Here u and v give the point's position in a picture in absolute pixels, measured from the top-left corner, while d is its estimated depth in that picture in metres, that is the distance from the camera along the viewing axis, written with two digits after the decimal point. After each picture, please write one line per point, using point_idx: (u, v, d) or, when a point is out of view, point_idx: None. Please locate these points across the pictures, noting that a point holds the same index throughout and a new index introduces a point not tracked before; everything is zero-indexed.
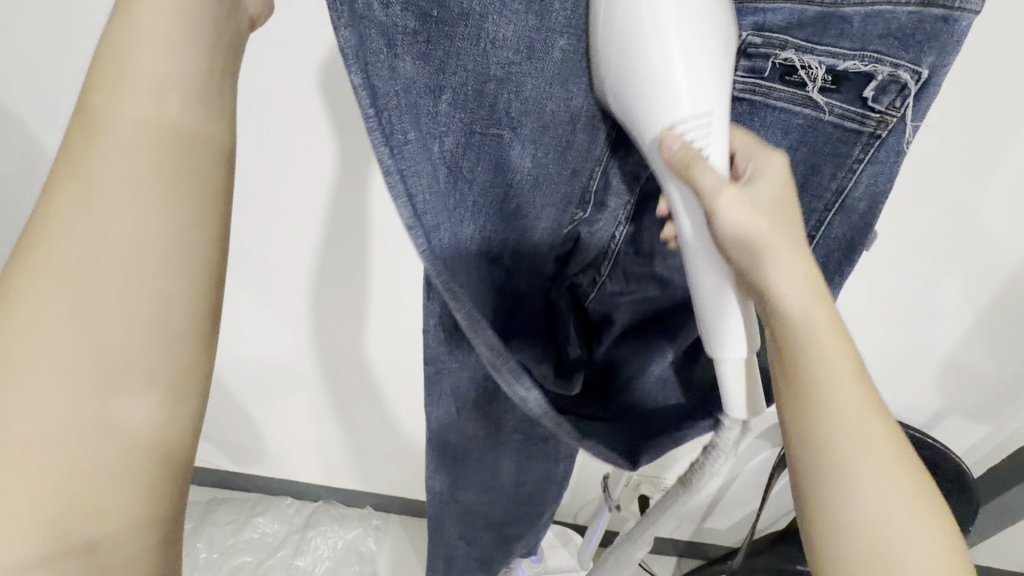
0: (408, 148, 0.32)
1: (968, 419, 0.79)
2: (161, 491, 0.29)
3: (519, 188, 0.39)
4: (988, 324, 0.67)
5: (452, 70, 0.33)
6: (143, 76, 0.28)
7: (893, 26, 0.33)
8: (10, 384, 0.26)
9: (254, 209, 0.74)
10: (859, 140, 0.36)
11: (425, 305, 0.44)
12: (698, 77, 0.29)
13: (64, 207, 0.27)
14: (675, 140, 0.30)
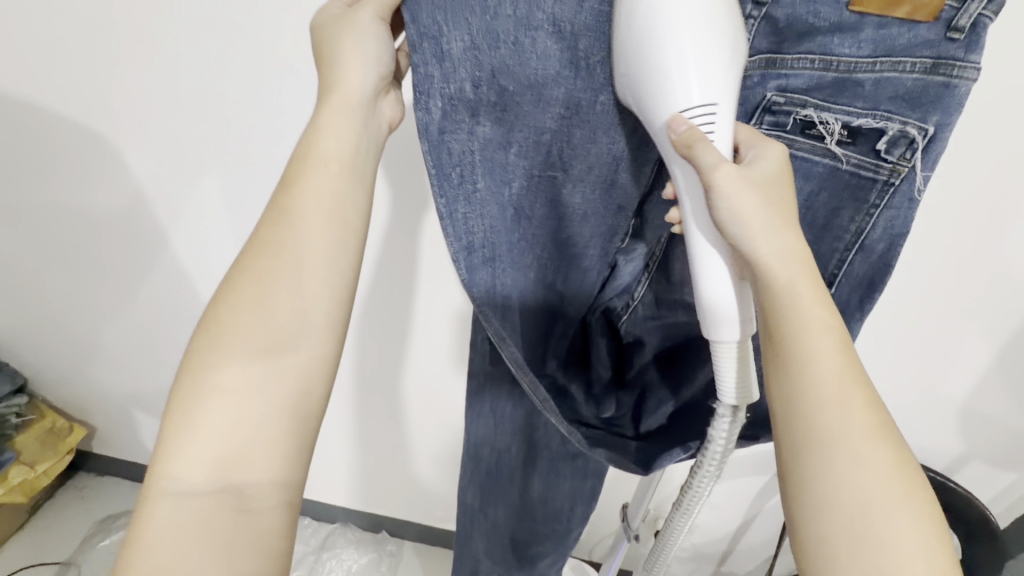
0: (476, 195, 0.38)
1: (992, 467, 0.77)
2: (294, 455, 0.41)
3: (570, 221, 0.45)
4: (1004, 366, 0.68)
5: (518, 129, 0.38)
6: (321, 151, 0.41)
7: (901, 90, 0.37)
8: (221, 346, 0.40)
9: None
10: (874, 186, 0.40)
11: (475, 320, 0.52)
12: (706, 72, 0.34)
13: (266, 237, 0.41)
14: (681, 125, 0.35)
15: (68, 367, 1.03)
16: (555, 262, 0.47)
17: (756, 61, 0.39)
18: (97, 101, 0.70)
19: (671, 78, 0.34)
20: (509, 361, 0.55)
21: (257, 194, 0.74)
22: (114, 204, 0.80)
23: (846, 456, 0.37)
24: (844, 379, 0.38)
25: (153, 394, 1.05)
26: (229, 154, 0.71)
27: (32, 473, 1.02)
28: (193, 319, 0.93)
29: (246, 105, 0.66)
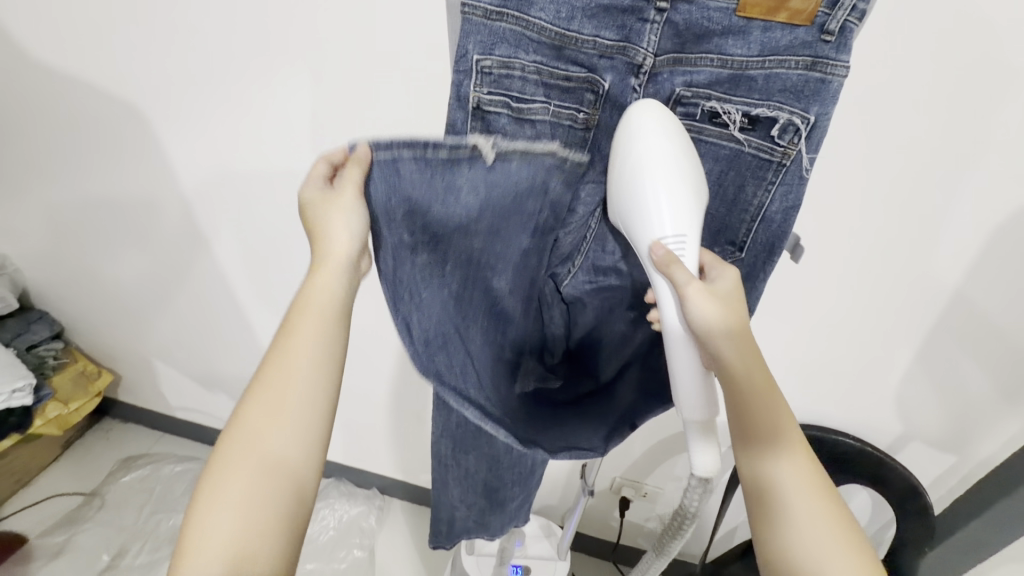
0: (425, 303, 0.45)
1: (930, 448, 0.79)
2: (296, 545, 0.43)
3: (502, 299, 0.53)
4: (936, 346, 0.69)
5: (456, 253, 0.46)
6: (320, 294, 0.47)
7: (788, 84, 0.43)
8: (231, 454, 0.43)
9: (283, 201, 0.85)
10: (771, 166, 0.47)
11: None
12: (678, 211, 0.42)
13: (273, 365, 0.46)
14: (662, 248, 0.42)
15: (97, 318, 1.15)
16: (495, 329, 0.54)
17: (664, 59, 0.45)
18: (114, 73, 0.79)
19: (652, 211, 0.42)
20: None
21: (254, 164, 0.82)
22: (133, 169, 0.90)
23: (789, 471, 0.47)
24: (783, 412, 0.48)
25: (169, 347, 1.15)
26: (229, 126, 0.79)
27: (66, 411, 1.14)
28: (203, 280, 1.02)
29: (238, 79, 0.74)
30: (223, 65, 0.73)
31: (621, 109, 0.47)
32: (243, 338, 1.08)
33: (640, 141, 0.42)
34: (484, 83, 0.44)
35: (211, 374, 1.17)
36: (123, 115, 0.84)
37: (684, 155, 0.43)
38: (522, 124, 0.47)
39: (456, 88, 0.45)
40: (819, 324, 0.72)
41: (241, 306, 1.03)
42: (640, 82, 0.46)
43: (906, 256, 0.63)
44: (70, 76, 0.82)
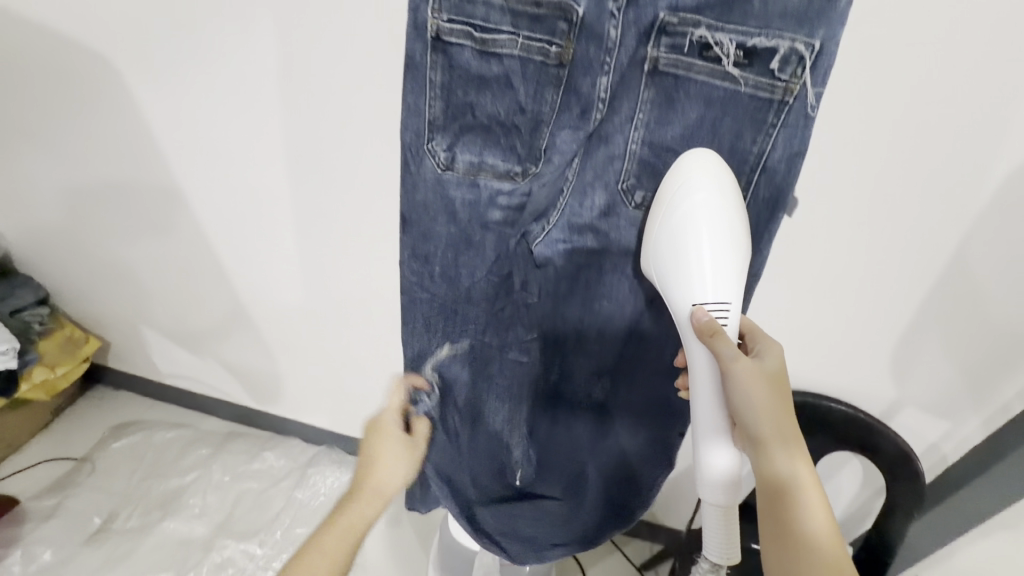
0: (423, 206, 0.54)
1: (926, 414, 0.77)
2: None
3: (486, 237, 0.56)
4: (938, 306, 0.66)
5: (453, 179, 0.52)
6: (375, 489, 0.63)
7: (789, 7, 0.40)
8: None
9: (256, 156, 0.80)
10: (772, 106, 0.43)
11: (404, 236, 0.57)
12: (722, 278, 0.46)
13: (336, 526, 0.61)
14: (705, 313, 0.47)
15: (82, 282, 1.13)
16: (464, 268, 0.58)
17: None
18: (75, 17, 0.75)
19: (697, 276, 0.47)
20: (439, 273, 0.59)
21: (226, 116, 0.77)
22: (103, 123, 0.86)
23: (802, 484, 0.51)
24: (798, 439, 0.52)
25: (155, 312, 1.13)
26: (197, 74, 0.74)
27: (52, 375, 1.13)
28: (186, 243, 0.98)
29: (200, 20, 0.69)
30: (185, 4, 0.68)
31: (600, 42, 0.44)
32: (228, 303, 1.05)
33: (696, 209, 0.45)
34: (443, 9, 0.44)
35: (198, 341, 1.15)
36: (88, 64, 0.79)
37: (736, 229, 0.46)
38: (486, 59, 0.45)
39: (415, 15, 0.45)
40: (817, 283, 0.68)
41: (223, 269, 1.00)
42: (618, 7, 0.42)
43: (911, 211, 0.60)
44: (33, 22, 0.78)
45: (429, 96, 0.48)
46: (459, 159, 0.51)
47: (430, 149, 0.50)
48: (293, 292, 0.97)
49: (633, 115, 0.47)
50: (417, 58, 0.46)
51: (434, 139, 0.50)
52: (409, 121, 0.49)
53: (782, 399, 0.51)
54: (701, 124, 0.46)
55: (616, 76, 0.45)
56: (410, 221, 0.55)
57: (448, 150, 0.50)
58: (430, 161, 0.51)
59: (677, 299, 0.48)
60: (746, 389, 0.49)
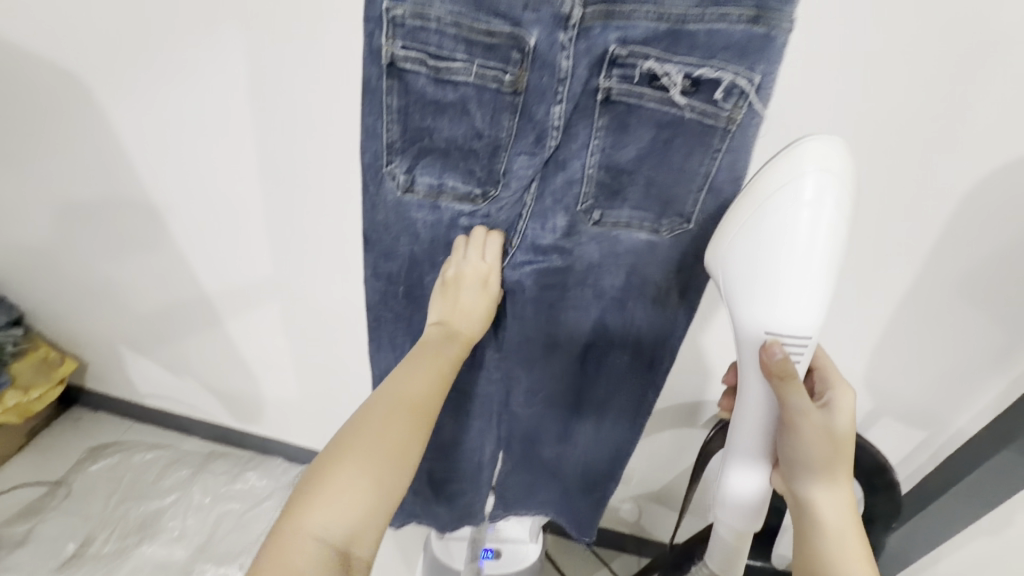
0: (385, 230, 0.55)
1: (900, 424, 0.78)
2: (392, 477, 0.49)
3: (450, 259, 0.57)
4: (905, 319, 0.67)
5: (415, 203, 0.52)
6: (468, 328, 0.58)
7: (731, 40, 0.41)
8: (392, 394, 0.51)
9: (232, 175, 0.81)
10: (716, 132, 0.45)
11: (367, 257, 0.57)
12: (808, 314, 0.45)
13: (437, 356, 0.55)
14: (778, 349, 0.46)
15: (59, 303, 1.12)
16: (430, 284, 0.59)
17: (593, 10, 0.42)
18: (46, 40, 0.75)
19: (772, 305, 0.45)
20: (405, 295, 0.60)
21: (202, 138, 0.78)
22: (77, 144, 0.86)
23: (837, 524, 0.51)
24: (840, 481, 0.52)
25: (134, 332, 1.12)
26: (172, 97, 0.75)
27: (23, 398, 1.13)
28: (164, 263, 0.98)
29: (172, 44, 0.69)
30: (158, 29, 0.69)
31: (552, 71, 0.44)
32: (207, 322, 1.05)
33: (783, 237, 0.43)
34: (397, 35, 0.44)
35: (178, 360, 1.14)
36: (61, 86, 0.79)
37: (830, 263, 0.43)
38: (441, 85, 0.45)
39: (370, 41, 0.44)
40: None
41: (202, 288, 0.99)
42: (570, 37, 0.43)
43: (869, 229, 0.62)
44: (6, 46, 0.78)
45: (386, 119, 0.48)
46: (419, 181, 0.51)
47: (390, 171, 0.51)
48: (272, 312, 0.97)
49: (589, 141, 0.47)
50: (374, 83, 0.46)
51: (393, 162, 0.50)
52: (367, 144, 0.49)
53: (840, 450, 0.51)
54: (651, 146, 0.47)
55: (570, 104, 0.46)
56: (372, 242, 0.56)
57: (408, 173, 0.50)
58: (391, 183, 0.51)
59: (750, 323, 0.47)
60: (806, 433, 0.49)
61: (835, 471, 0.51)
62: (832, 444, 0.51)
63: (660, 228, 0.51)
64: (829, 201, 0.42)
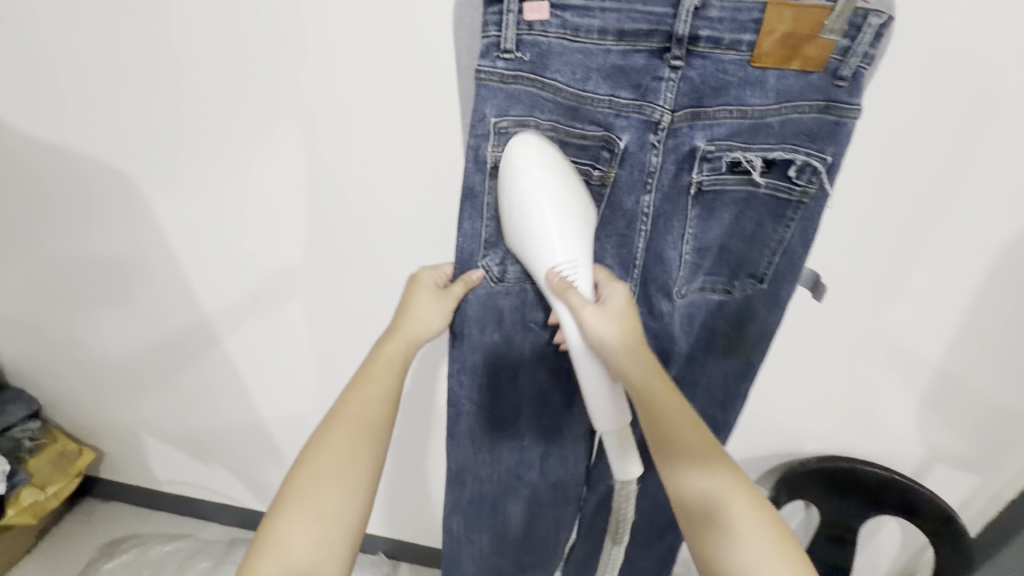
0: (475, 323, 0.57)
1: (963, 473, 0.77)
2: (361, 499, 0.52)
3: (537, 338, 0.60)
4: (961, 368, 0.69)
5: (508, 292, 0.55)
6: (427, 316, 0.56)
7: (802, 127, 0.44)
8: (342, 412, 0.54)
9: (272, 257, 0.80)
10: (791, 204, 0.47)
11: (453, 351, 0.60)
12: (566, 237, 0.45)
13: (379, 370, 0.55)
14: (557, 274, 0.46)
15: (80, 391, 1.08)
16: (514, 364, 0.62)
17: (681, 115, 0.43)
18: (81, 135, 0.74)
19: (542, 242, 0.45)
20: (485, 382, 0.63)
21: (248, 234, 0.78)
22: (109, 234, 0.85)
23: (667, 398, 0.48)
24: (653, 363, 0.49)
25: (157, 420, 1.09)
26: (211, 186, 0.74)
27: (41, 496, 1.07)
28: (197, 349, 0.96)
29: (213, 136, 0.69)
30: (202, 123, 0.68)
31: (642, 167, 0.45)
32: (239, 404, 1.03)
33: (530, 195, 0.43)
34: (502, 145, 0.44)
35: (203, 445, 1.11)
36: (94, 180, 0.78)
37: (571, 185, 0.44)
38: None
39: (474, 152, 0.45)
40: (841, 350, 0.70)
41: (235, 367, 0.97)
42: (659, 139, 0.44)
43: (923, 283, 0.63)
44: (38, 143, 0.76)
45: (485, 219, 0.49)
46: (511, 274, 0.54)
47: (485, 265, 0.52)
48: (311, 390, 0.97)
49: (683, 234, 0.48)
50: (475, 187, 0.47)
51: (488, 258, 0.52)
52: (464, 242, 0.51)
53: (631, 329, 0.48)
54: (735, 220, 0.48)
55: (658, 197, 0.47)
56: (459, 338, 0.59)
57: (501, 265, 0.53)
58: (484, 276, 0.53)
59: (530, 267, 0.47)
60: (596, 330, 0.47)
61: (639, 354, 0.48)
62: (619, 326, 0.47)
63: (733, 288, 0.53)
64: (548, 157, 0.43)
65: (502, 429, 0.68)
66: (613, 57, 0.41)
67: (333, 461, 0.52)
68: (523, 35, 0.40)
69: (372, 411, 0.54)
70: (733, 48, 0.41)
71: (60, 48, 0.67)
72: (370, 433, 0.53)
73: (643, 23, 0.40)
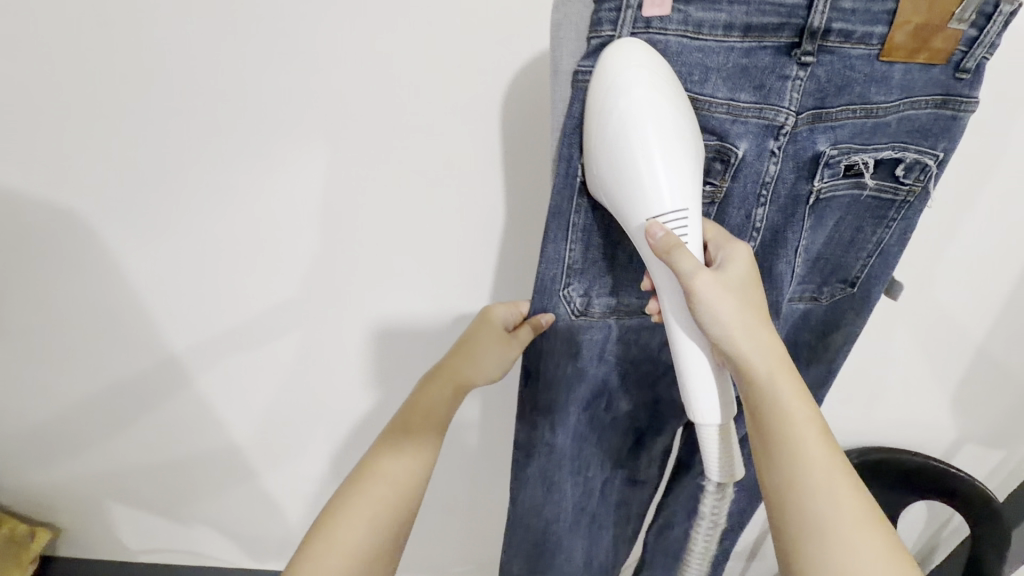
0: (548, 356, 0.53)
1: (981, 444, 0.84)
2: (382, 554, 0.47)
3: (613, 366, 0.56)
4: (993, 350, 0.72)
5: (588, 323, 0.50)
6: (485, 358, 0.54)
7: (916, 124, 0.42)
8: (381, 454, 0.51)
9: (282, 292, 0.71)
10: (894, 203, 0.46)
11: (523, 390, 0.55)
12: (676, 182, 0.38)
13: (422, 418, 0.53)
14: (660, 229, 0.38)
15: (27, 467, 0.91)
16: (589, 397, 0.58)
17: (804, 118, 0.40)
18: (30, 170, 0.61)
19: (644, 186, 0.38)
20: (557, 415, 0.57)
21: (252, 271, 0.69)
22: (65, 282, 0.71)
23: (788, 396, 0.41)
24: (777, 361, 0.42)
25: (129, 485, 0.94)
26: (206, 219, 0.65)
27: None
28: (179, 408, 0.84)
29: (211, 161, 0.60)
30: (197, 149, 0.59)
31: (756, 177, 0.42)
32: (232, 461, 0.92)
33: (626, 123, 0.36)
34: None
35: (189, 509, 0.98)
36: (47, 221, 0.65)
37: (681, 121, 0.37)
38: None
39: (570, 167, 0.42)
40: (886, 343, 0.72)
41: (227, 418, 0.86)
42: (780, 144, 0.41)
43: (970, 276, 0.65)
44: None
45: (570, 243, 0.45)
46: (595, 303, 0.49)
47: (566, 295, 0.48)
48: (321, 436, 0.88)
49: (797, 245, 0.46)
50: (563, 207, 0.43)
51: (571, 285, 0.47)
52: (546, 269, 0.46)
53: (752, 306, 0.42)
54: (839, 223, 0.47)
55: (770, 205, 0.44)
56: (533, 374, 0.54)
57: (584, 295, 0.49)
58: (565, 308, 0.49)
59: (625, 211, 0.39)
60: (711, 301, 0.40)
61: (755, 346, 0.41)
62: (736, 298, 0.41)
63: (822, 295, 0.52)
64: (659, 82, 0.36)
65: (572, 464, 0.63)
66: (736, 56, 0.38)
67: (361, 510, 0.48)
68: (639, 33, 0.37)
69: (406, 473, 0.50)
70: (864, 41, 0.38)
71: (9, 72, 0.55)
72: (406, 485, 0.50)
73: (774, 16, 0.37)
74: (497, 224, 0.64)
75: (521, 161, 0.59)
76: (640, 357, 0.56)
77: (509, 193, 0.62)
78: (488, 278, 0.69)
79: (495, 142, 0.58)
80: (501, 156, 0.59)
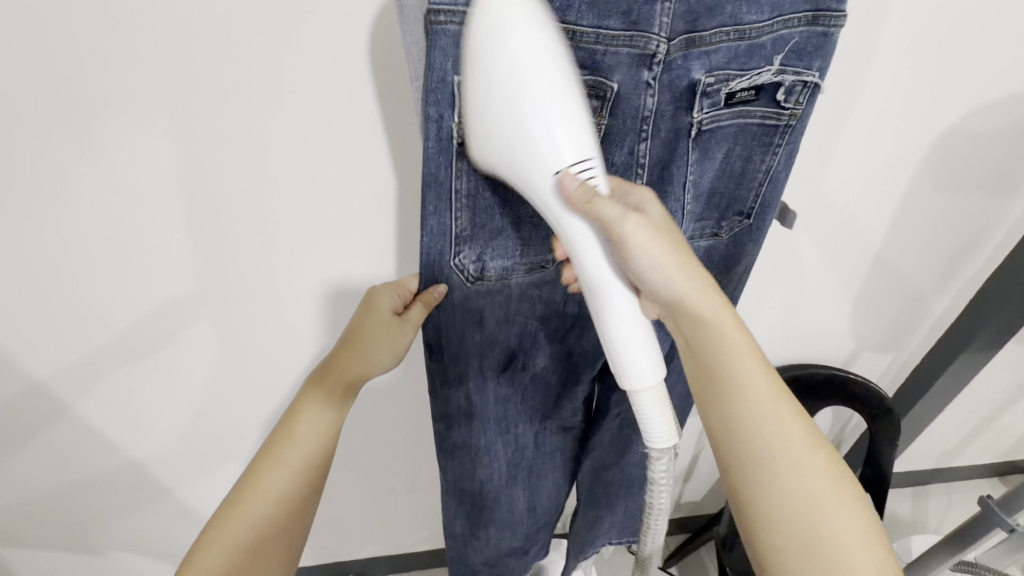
0: (451, 327, 0.50)
1: (874, 348, 0.92)
2: (281, 524, 0.54)
3: (522, 327, 0.54)
4: (879, 263, 0.78)
5: (487, 290, 0.48)
6: (374, 351, 0.54)
7: (792, 44, 0.41)
8: (281, 438, 0.55)
9: (153, 296, 0.62)
10: (779, 129, 0.45)
11: (430, 363, 0.52)
12: (573, 138, 0.36)
13: (316, 408, 0.55)
14: (573, 180, 0.36)
15: None
16: (502, 362, 0.56)
17: (676, 44, 0.38)
18: None
19: (540, 147, 0.35)
20: (470, 379, 0.55)
21: (106, 277, 0.59)
22: None
23: (738, 345, 0.44)
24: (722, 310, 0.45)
25: (20, 530, 0.84)
26: (29, 225, 0.54)
27: None
28: (56, 439, 0.74)
29: (16, 153, 0.49)
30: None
31: (636, 112, 0.40)
32: (138, 481, 0.83)
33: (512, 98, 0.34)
34: None
35: (99, 540, 0.90)
36: None
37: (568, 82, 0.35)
38: None
39: (439, 124, 0.37)
40: (789, 270, 0.75)
41: (119, 441, 0.77)
42: (654, 75, 0.39)
43: (858, 196, 0.69)
44: None
45: (455, 210, 0.41)
46: (491, 267, 0.46)
47: (458, 265, 0.44)
48: (238, 439, 0.82)
49: (684, 179, 0.45)
50: (439, 174, 0.39)
51: (461, 254, 0.44)
52: (430, 242, 0.42)
53: (677, 246, 0.43)
54: (729, 155, 0.45)
55: (652, 141, 0.43)
56: (437, 346, 0.51)
57: (477, 262, 0.45)
58: (458, 277, 0.45)
59: (530, 174, 0.37)
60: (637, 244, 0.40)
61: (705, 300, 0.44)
62: (665, 241, 0.42)
63: (721, 230, 0.51)
64: (532, 45, 0.33)
65: (496, 426, 0.62)
66: None
67: (260, 489, 0.53)
68: None
69: (285, 480, 0.54)
70: None
71: None
72: (303, 469, 0.54)
73: None
74: (388, 192, 0.59)
75: (399, 116, 0.53)
76: (550, 314, 0.54)
77: (395, 155, 0.56)
78: (390, 251, 0.64)
79: (367, 99, 0.51)
80: (379, 113, 0.53)
